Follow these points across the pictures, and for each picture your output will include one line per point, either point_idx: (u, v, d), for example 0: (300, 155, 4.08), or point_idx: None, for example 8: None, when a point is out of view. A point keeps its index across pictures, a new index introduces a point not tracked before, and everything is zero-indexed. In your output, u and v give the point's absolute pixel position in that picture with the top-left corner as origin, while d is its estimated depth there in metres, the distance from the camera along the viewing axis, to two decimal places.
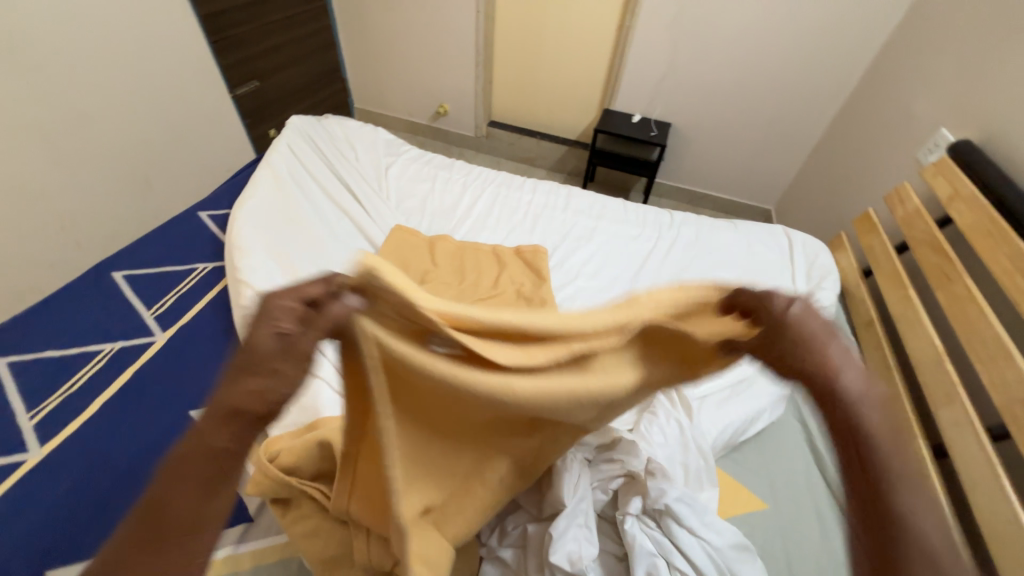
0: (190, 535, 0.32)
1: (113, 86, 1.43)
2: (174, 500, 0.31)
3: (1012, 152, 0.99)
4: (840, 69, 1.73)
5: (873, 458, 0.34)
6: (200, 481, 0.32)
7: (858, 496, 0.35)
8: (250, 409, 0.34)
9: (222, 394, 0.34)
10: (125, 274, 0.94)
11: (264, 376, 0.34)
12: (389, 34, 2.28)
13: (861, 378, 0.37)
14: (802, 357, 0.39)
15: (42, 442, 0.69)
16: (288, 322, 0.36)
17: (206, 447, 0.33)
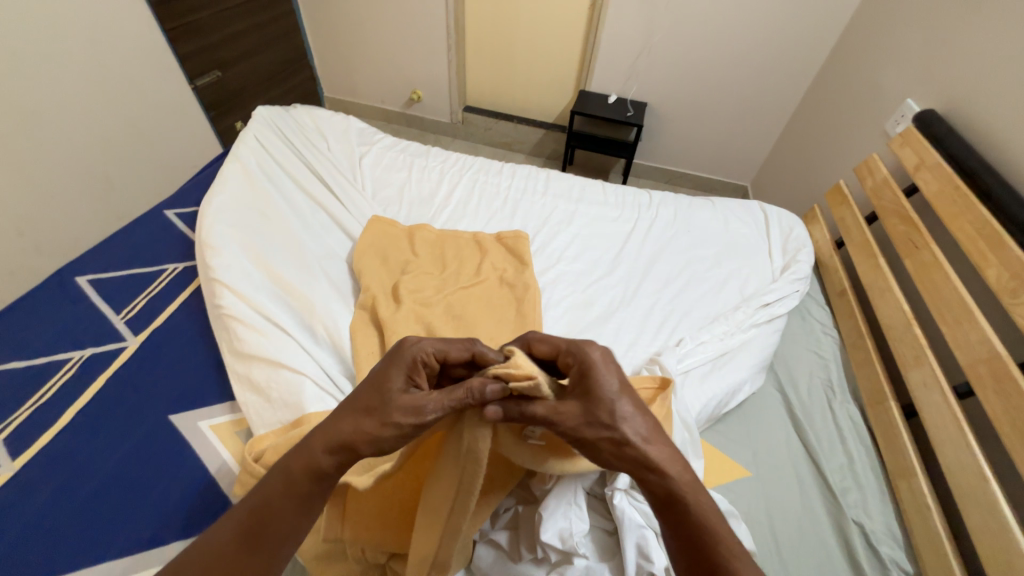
0: (286, 535, 0.48)
1: (64, 82, 1.35)
2: (285, 496, 0.49)
3: (974, 120, 1.02)
4: (811, 43, 1.74)
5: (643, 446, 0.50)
6: (304, 488, 0.50)
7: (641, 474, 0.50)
8: (355, 446, 0.50)
9: (350, 434, 0.51)
10: (90, 279, 0.90)
11: (383, 427, 0.50)
12: (356, 18, 2.20)
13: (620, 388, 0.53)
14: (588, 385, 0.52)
15: (15, 456, 0.66)
16: (430, 397, 0.50)
17: (317, 472, 0.50)
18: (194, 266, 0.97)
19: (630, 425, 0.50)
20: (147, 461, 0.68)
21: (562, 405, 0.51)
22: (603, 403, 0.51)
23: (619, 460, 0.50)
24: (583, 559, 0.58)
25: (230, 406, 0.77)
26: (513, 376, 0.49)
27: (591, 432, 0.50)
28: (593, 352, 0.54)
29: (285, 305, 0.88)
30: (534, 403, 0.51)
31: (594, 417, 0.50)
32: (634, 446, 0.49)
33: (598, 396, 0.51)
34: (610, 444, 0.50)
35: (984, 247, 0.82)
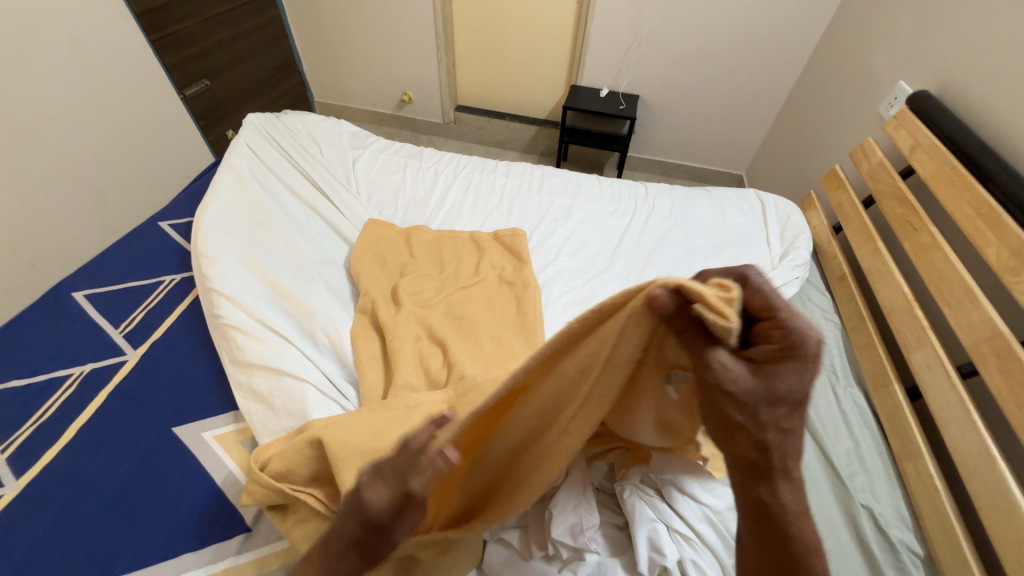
0: None
1: (55, 98, 1.34)
2: None
3: (968, 100, 1.02)
4: (801, 29, 1.74)
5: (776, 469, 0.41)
6: None
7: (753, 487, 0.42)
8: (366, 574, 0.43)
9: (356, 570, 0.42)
10: (86, 294, 0.89)
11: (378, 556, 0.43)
12: (343, 21, 2.18)
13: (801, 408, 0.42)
14: (774, 385, 0.41)
15: (19, 475, 0.66)
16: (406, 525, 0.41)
17: None
18: (191, 277, 0.96)
19: (777, 440, 0.41)
20: (151, 475, 0.68)
21: (736, 368, 0.41)
22: (772, 405, 0.41)
23: (738, 452, 0.42)
24: (594, 555, 0.58)
25: (233, 416, 0.77)
26: (705, 302, 0.41)
27: (738, 411, 0.41)
28: (812, 346, 0.42)
29: (285, 311, 0.88)
30: (705, 339, 0.43)
31: (753, 405, 0.41)
32: (765, 455, 0.41)
33: (768, 389, 0.41)
34: (745, 437, 0.41)
35: (983, 227, 0.82)
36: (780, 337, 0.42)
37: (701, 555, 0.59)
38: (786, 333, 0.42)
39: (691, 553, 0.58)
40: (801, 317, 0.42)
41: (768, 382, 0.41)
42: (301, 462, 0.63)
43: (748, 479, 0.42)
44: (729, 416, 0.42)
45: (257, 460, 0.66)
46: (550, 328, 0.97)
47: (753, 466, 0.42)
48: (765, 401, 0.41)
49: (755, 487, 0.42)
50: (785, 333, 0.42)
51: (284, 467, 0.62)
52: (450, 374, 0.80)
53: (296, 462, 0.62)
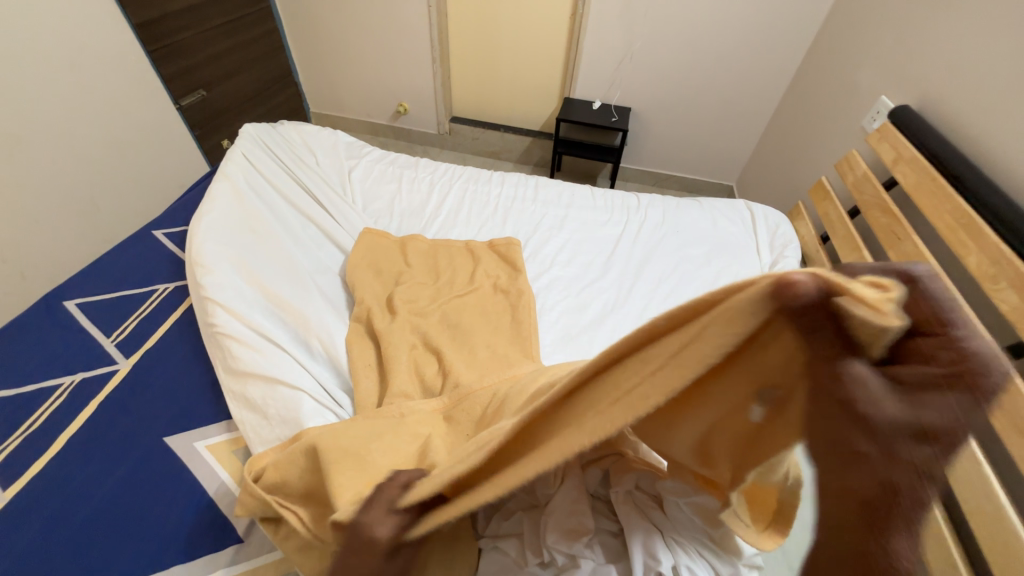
0: None
1: (51, 107, 1.35)
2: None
3: (947, 114, 1.06)
4: (787, 46, 1.79)
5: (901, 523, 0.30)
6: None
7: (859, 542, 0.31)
8: None
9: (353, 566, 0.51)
10: (78, 303, 0.89)
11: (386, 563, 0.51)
12: (340, 34, 2.21)
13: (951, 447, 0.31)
14: (928, 413, 0.32)
15: (5, 487, 0.64)
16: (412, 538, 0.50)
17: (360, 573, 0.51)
18: (185, 286, 0.96)
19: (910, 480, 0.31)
20: (142, 487, 0.67)
21: (879, 386, 0.33)
22: (919, 437, 0.31)
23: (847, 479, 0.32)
24: (589, 561, 0.58)
25: (227, 425, 0.76)
26: (852, 296, 0.33)
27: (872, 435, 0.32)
28: (993, 377, 0.32)
29: (280, 320, 0.88)
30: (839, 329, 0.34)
31: (892, 436, 0.31)
32: (888, 498, 0.31)
33: (919, 415, 0.32)
34: (867, 470, 0.31)
35: (963, 236, 0.84)
36: (946, 358, 0.33)
37: (696, 562, 0.57)
38: (956, 354, 0.33)
39: (686, 559, 0.57)
40: (975, 339, 0.34)
41: (918, 409, 0.32)
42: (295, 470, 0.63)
43: (859, 523, 0.31)
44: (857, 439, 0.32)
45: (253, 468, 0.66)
46: (545, 337, 0.97)
47: (867, 504, 0.31)
48: (908, 432, 0.31)
49: (863, 537, 0.31)
50: (955, 353, 0.33)
51: (278, 476, 0.63)
52: (445, 382, 0.81)
53: (291, 472, 0.62)
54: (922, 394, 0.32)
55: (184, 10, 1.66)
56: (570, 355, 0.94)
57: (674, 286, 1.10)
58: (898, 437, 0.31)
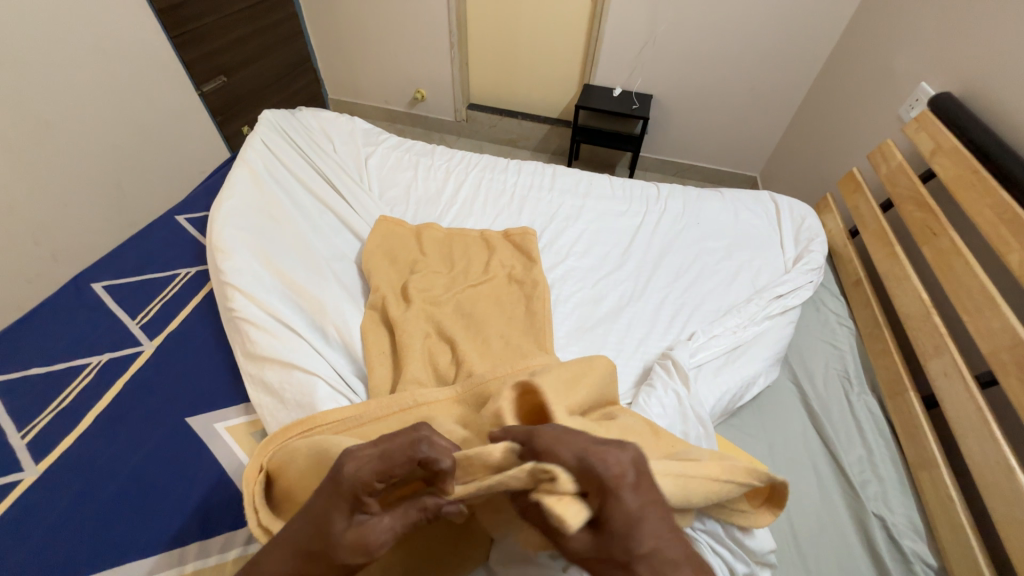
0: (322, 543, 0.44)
1: (79, 94, 1.38)
2: (311, 536, 0.44)
3: (993, 102, 0.99)
4: (821, 29, 1.70)
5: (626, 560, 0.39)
6: (318, 539, 0.44)
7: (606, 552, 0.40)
8: (328, 542, 0.43)
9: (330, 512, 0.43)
10: (105, 286, 0.91)
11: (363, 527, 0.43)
12: (358, 19, 2.20)
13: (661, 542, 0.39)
14: (644, 517, 0.40)
15: (39, 461, 0.67)
16: (385, 520, 0.44)
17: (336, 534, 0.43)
18: (206, 270, 0.98)
19: (642, 531, 0.39)
20: (166, 464, 0.69)
21: (639, 491, 0.41)
22: (636, 531, 0.39)
23: (591, 549, 0.41)
24: None
25: (245, 407, 0.78)
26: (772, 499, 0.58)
27: (612, 516, 0.40)
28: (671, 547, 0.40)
29: (296, 306, 0.88)
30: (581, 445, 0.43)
31: (634, 521, 0.39)
32: (630, 552, 0.39)
33: (644, 515, 0.40)
34: (618, 506, 0.40)
35: (1005, 233, 0.80)
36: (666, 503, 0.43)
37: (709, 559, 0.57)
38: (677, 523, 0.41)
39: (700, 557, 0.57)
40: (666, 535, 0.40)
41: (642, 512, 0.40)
42: (298, 473, 0.58)
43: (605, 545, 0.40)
44: (612, 517, 0.40)
45: (258, 466, 0.63)
46: (559, 328, 0.96)
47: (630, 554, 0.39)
48: (635, 524, 0.39)
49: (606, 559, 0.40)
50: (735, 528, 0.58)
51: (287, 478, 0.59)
52: (458, 371, 0.81)
53: (293, 478, 0.58)
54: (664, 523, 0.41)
55: None
56: (584, 347, 0.93)
57: (693, 278, 1.08)
58: (630, 525, 0.39)
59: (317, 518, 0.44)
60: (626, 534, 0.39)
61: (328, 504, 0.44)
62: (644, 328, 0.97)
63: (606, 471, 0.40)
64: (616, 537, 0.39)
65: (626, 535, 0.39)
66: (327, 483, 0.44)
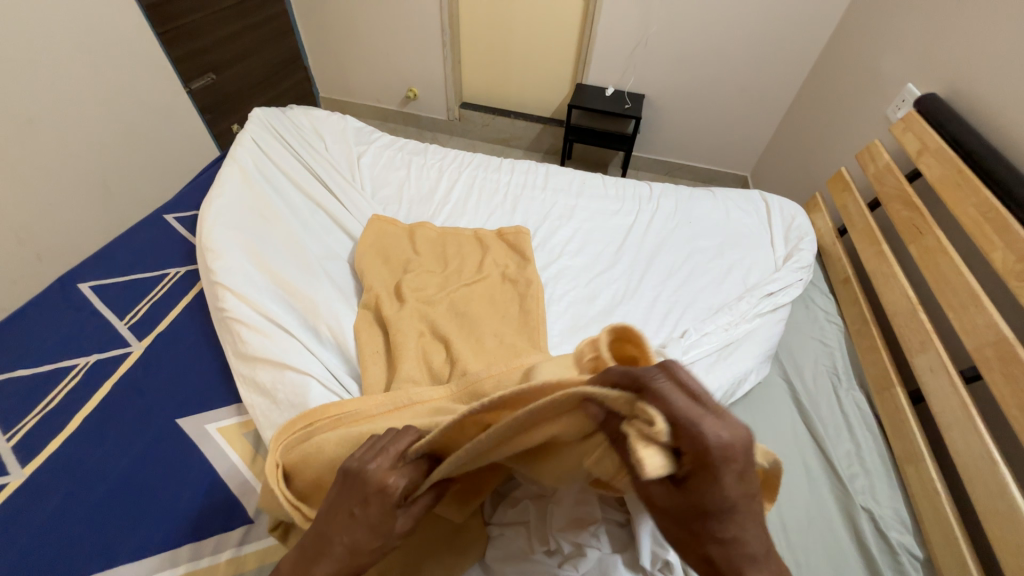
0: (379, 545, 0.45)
1: (65, 91, 1.36)
2: (366, 545, 0.44)
3: (977, 104, 1.01)
4: (810, 31, 1.72)
5: (704, 527, 0.35)
6: (375, 543, 0.45)
7: (681, 513, 0.36)
8: (386, 542, 0.45)
9: (384, 520, 0.44)
10: (92, 286, 0.90)
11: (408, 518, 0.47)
12: (349, 17, 2.18)
13: (743, 524, 0.35)
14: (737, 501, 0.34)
15: (24, 464, 0.66)
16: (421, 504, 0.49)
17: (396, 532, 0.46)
18: (196, 270, 0.97)
19: (731, 511, 0.34)
20: (156, 466, 0.68)
21: (743, 480, 0.34)
22: (726, 512, 0.34)
23: (670, 505, 0.37)
24: (594, 551, 0.57)
25: (237, 408, 0.77)
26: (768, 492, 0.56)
27: (704, 495, 0.34)
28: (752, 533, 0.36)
29: (288, 306, 0.88)
30: (691, 407, 0.33)
31: (726, 502, 0.34)
32: (709, 523, 0.35)
33: (738, 503, 0.34)
34: (717, 487, 0.33)
35: (989, 231, 0.81)
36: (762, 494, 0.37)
37: None
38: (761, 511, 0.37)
39: None
40: (749, 525, 0.36)
41: (737, 497, 0.34)
42: (327, 462, 0.58)
43: (685, 509, 0.36)
44: (702, 495, 0.34)
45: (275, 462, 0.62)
46: (553, 327, 0.97)
47: (710, 526, 0.35)
48: (726, 504, 0.34)
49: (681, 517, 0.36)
50: None
51: (304, 470, 0.59)
52: (452, 370, 0.81)
53: (322, 469, 0.58)
54: (751, 512, 0.36)
55: None
56: (578, 345, 0.93)
57: (685, 276, 1.09)
58: (721, 504, 0.34)
59: (373, 528, 0.44)
60: (713, 509, 0.34)
61: (386, 516, 0.44)
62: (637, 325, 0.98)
63: (712, 451, 0.32)
64: (698, 506, 0.35)
65: (709, 508, 0.34)
66: (375, 500, 0.44)
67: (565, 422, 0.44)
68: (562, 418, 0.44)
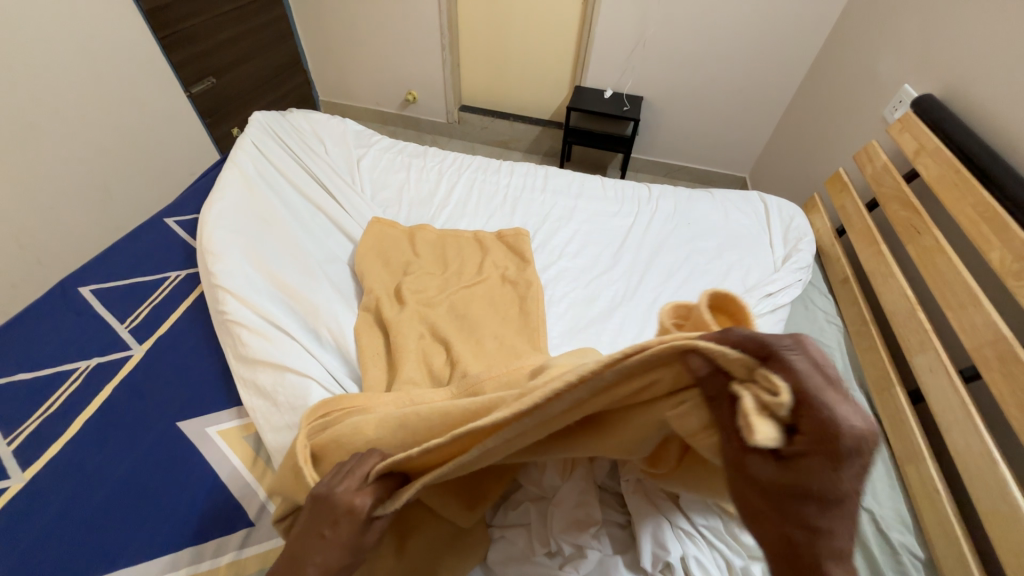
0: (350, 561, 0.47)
1: (66, 96, 1.36)
2: (340, 562, 0.46)
3: (973, 104, 1.02)
4: (807, 32, 1.73)
5: (794, 512, 0.32)
6: (348, 559, 0.46)
7: (770, 492, 0.32)
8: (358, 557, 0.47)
9: (353, 536, 0.47)
10: (93, 289, 0.90)
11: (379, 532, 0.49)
12: (349, 21, 2.19)
13: (837, 523, 0.31)
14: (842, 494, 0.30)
15: (25, 467, 0.66)
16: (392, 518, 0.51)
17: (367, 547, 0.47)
18: (196, 273, 0.97)
19: (831, 504, 0.31)
20: (157, 469, 0.68)
21: (860, 476, 0.30)
22: (828, 504, 0.31)
23: (764, 483, 0.32)
24: (595, 552, 0.57)
25: (237, 411, 0.77)
26: None
27: (816, 479, 0.30)
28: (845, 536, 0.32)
29: (289, 309, 0.88)
30: (824, 386, 0.31)
31: (833, 493, 0.30)
32: (803, 510, 0.31)
33: (844, 498, 0.31)
34: (828, 474, 0.30)
35: (986, 231, 0.82)
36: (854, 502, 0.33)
37: (703, 551, 0.58)
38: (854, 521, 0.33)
39: (694, 549, 0.58)
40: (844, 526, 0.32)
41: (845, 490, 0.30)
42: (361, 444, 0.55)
43: (776, 491, 0.32)
44: (810, 479, 0.30)
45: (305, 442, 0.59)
46: (553, 328, 0.97)
47: (805, 513, 0.31)
48: (829, 495, 0.30)
49: (768, 499, 0.33)
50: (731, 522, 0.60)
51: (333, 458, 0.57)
52: (452, 372, 0.82)
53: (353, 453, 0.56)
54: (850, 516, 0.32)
55: None
56: (578, 346, 0.93)
57: (685, 278, 1.09)
58: (824, 494, 0.30)
59: (344, 546, 0.46)
60: (814, 497, 0.31)
61: (355, 530, 0.47)
62: (637, 327, 0.98)
63: (845, 435, 0.29)
64: (796, 488, 0.31)
65: (809, 493, 0.31)
66: (345, 520, 0.47)
67: (655, 380, 0.40)
68: (653, 374, 0.40)
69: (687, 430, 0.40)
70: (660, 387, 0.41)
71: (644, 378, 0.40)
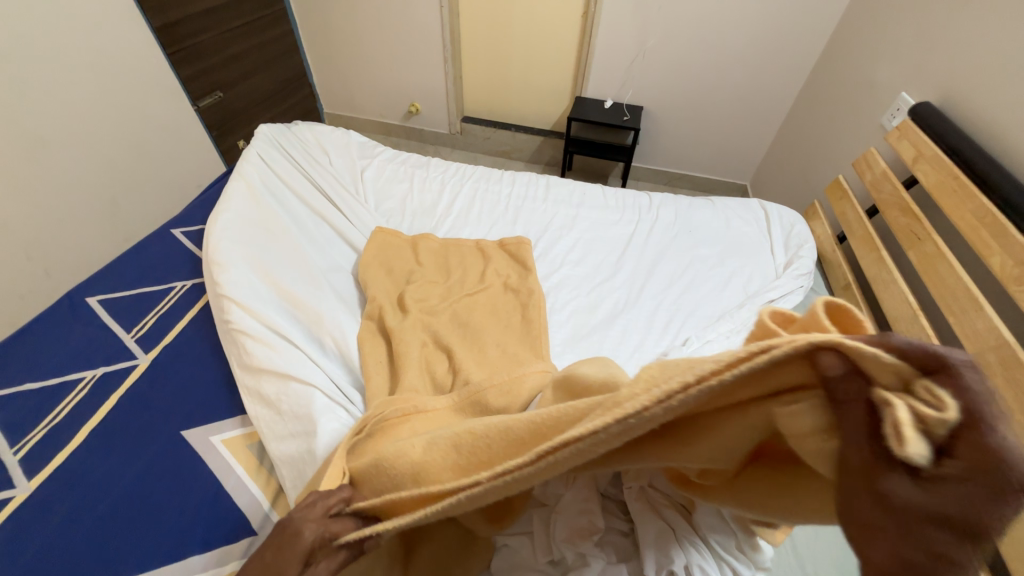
0: None
1: (74, 109, 1.39)
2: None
3: (971, 111, 1.03)
4: (805, 42, 1.76)
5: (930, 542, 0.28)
6: None
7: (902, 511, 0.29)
8: None
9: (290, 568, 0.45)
10: (100, 300, 0.91)
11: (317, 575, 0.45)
12: (353, 35, 2.24)
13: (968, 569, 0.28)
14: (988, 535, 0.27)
15: (30, 476, 0.66)
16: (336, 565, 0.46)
17: None
18: (202, 283, 0.98)
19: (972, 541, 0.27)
20: (160, 480, 0.68)
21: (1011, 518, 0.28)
22: (972, 540, 0.27)
23: (901, 505, 0.28)
24: (599, 561, 0.56)
25: (241, 420, 0.78)
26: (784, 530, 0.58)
27: (966, 508, 0.27)
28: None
29: (293, 318, 0.89)
30: (1000, 415, 0.28)
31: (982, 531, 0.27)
32: (936, 537, 0.28)
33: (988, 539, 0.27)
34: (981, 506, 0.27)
35: (986, 236, 0.82)
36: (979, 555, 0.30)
37: (710, 564, 0.56)
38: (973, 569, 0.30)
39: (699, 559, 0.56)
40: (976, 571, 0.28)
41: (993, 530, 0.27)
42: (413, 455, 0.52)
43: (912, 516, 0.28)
44: (953, 506, 0.28)
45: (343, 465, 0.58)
46: (556, 336, 0.97)
47: (943, 545, 0.28)
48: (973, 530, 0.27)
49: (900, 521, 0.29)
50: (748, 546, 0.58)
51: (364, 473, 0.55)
52: (455, 380, 0.82)
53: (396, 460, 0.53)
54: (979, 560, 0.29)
55: (203, 13, 1.70)
56: (581, 354, 0.93)
57: (686, 285, 1.10)
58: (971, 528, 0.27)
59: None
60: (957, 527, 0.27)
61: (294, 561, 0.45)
62: (639, 335, 0.98)
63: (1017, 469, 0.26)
64: (939, 513, 0.28)
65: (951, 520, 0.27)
66: (290, 549, 0.46)
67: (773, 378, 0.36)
68: (770, 372, 0.36)
69: (789, 433, 0.36)
70: (773, 385, 0.36)
71: (762, 376, 0.36)
